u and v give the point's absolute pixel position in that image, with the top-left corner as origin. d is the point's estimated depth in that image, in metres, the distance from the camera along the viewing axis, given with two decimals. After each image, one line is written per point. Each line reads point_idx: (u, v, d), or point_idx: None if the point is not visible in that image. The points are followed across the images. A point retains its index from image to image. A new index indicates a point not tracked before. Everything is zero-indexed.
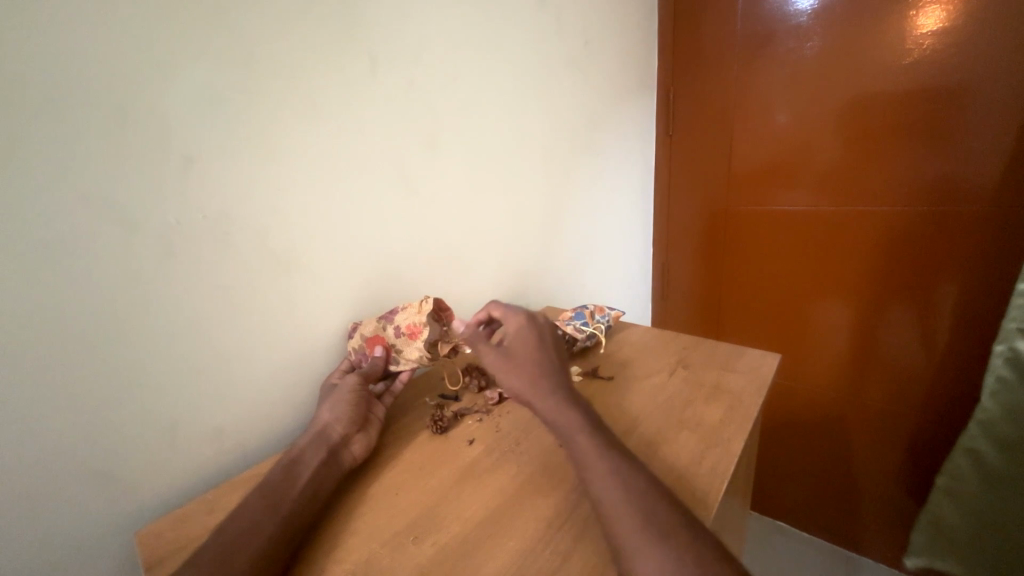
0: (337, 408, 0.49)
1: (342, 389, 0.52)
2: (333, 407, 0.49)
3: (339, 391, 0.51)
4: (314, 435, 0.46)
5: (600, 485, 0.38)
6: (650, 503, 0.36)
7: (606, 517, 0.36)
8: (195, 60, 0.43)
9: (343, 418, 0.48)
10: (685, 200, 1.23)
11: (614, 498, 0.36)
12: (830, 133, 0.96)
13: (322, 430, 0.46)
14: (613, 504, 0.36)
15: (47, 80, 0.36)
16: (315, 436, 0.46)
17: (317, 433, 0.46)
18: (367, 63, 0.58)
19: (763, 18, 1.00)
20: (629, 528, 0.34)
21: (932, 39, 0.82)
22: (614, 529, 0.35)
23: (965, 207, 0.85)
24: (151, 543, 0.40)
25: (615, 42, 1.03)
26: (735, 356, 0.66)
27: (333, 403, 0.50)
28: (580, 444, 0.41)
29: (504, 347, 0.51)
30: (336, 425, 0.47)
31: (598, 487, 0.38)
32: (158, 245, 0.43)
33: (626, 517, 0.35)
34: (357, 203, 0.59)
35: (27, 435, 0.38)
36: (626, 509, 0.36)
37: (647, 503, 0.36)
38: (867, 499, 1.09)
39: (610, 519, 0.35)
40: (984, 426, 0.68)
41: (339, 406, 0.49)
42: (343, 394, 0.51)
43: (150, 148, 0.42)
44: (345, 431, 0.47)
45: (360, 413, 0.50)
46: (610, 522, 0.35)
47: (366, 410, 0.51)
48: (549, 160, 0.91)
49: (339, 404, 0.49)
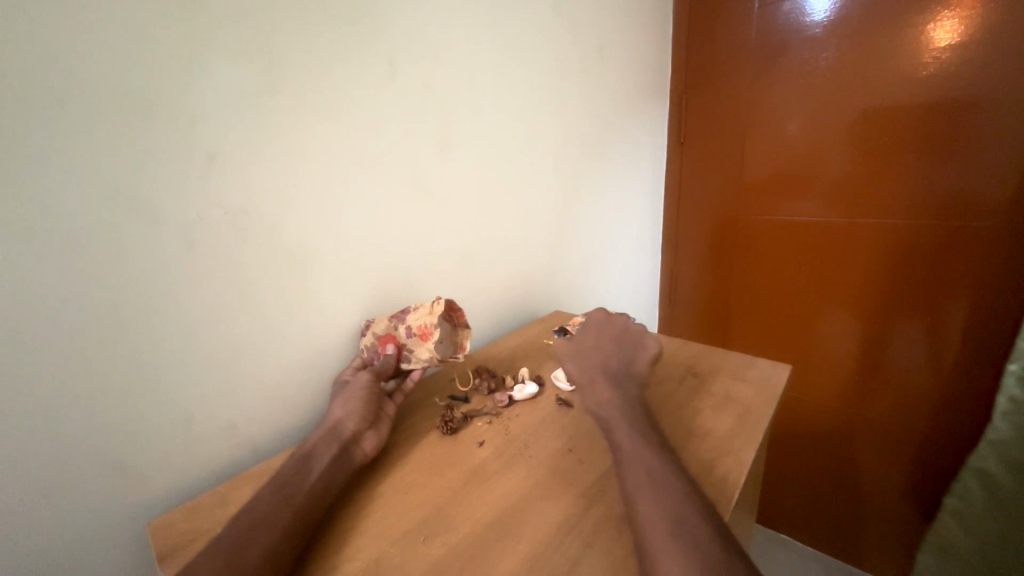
0: (349, 405, 0.49)
1: (353, 386, 0.52)
2: (344, 405, 0.49)
3: (351, 389, 0.52)
4: (326, 431, 0.46)
5: (636, 489, 0.39)
6: (675, 506, 0.36)
7: (639, 521, 0.36)
8: (220, 60, 0.44)
9: (355, 415, 0.48)
10: (695, 209, 1.23)
11: (648, 502, 0.37)
12: (841, 144, 0.96)
13: (333, 426, 0.47)
14: (647, 507, 0.37)
15: (77, 77, 0.37)
16: (327, 433, 0.46)
17: (329, 429, 0.46)
18: (386, 66, 0.58)
19: (776, 29, 1.00)
20: (658, 530, 0.35)
21: (948, 52, 0.82)
22: (645, 532, 0.35)
23: (978, 222, 0.84)
24: (163, 535, 0.40)
25: (628, 50, 1.04)
26: (745, 366, 0.66)
27: (345, 401, 0.50)
28: (618, 442, 0.45)
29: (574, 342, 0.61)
30: (347, 421, 0.47)
31: (634, 493, 0.38)
32: (179, 240, 0.44)
33: (656, 519, 0.36)
34: (370, 203, 0.59)
35: (45, 424, 0.38)
36: (658, 514, 0.36)
37: (674, 507, 0.36)
38: (874, 515, 1.07)
39: (643, 521, 0.36)
40: (994, 446, 0.67)
41: (350, 403, 0.49)
42: (354, 391, 0.51)
43: (174, 145, 0.43)
44: (357, 428, 0.47)
45: (372, 410, 0.50)
46: (642, 525, 0.36)
47: (378, 407, 0.51)
48: (562, 166, 0.91)
49: (351, 401, 0.50)
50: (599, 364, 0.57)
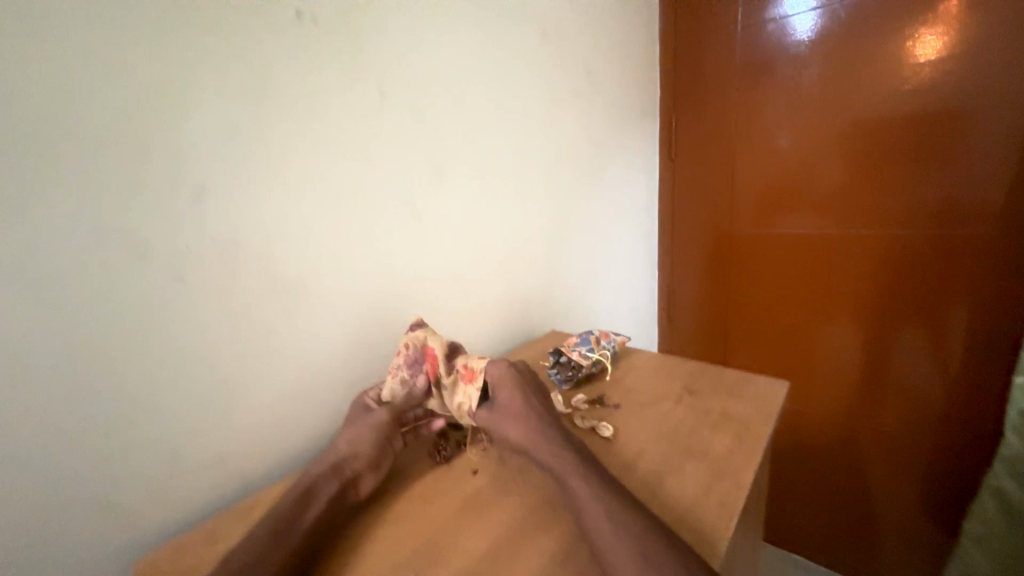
0: (359, 441, 0.48)
1: (370, 419, 0.50)
2: (355, 439, 0.48)
3: (366, 420, 0.50)
4: (329, 466, 0.45)
5: (598, 529, 0.37)
6: (648, 540, 0.35)
7: (607, 562, 0.35)
8: (212, 96, 0.46)
9: (363, 453, 0.47)
10: (689, 224, 1.24)
11: (613, 543, 0.36)
12: (830, 158, 0.98)
13: (336, 463, 0.45)
14: (643, 537, 0.36)
15: (70, 117, 0.38)
16: (329, 468, 0.45)
17: (332, 465, 0.45)
18: (376, 98, 0.60)
19: (759, 48, 1.03)
20: (629, 572, 0.34)
21: (928, 67, 0.84)
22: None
23: (970, 230, 0.84)
24: (147, 574, 0.39)
25: (616, 71, 1.06)
26: (742, 383, 0.65)
27: (356, 434, 0.48)
28: (575, 490, 0.41)
29: (491, 399, 0.50)
30: (353, 460, 0.46)
31: (597, 534, 0.37)
32: (169, 272, 0.44)
33: (628, 561, 0.34)
34: (362, 230, 0.60)
35: (30, 462, 0.38)
36: (626, 559, 0.34)
37: (644, 542, 0.35)
38: (887, 532, 1.04)
39: (612, 562, 0.35)
40: (1008, 463, 0.65)
41: (360, 440, 0.48)
42: (367, 426, 0.49)
43: (166, 179, 0.43)
44: (359, 469, 0.46)
45: (379, 450, 0.48)
46: (611, 567, 0.35)
47: (386, 446, 0.49)
48: (554, 188, 0.92)
49: (362, 437, 0.48)
50: (529, 414, 0.48)
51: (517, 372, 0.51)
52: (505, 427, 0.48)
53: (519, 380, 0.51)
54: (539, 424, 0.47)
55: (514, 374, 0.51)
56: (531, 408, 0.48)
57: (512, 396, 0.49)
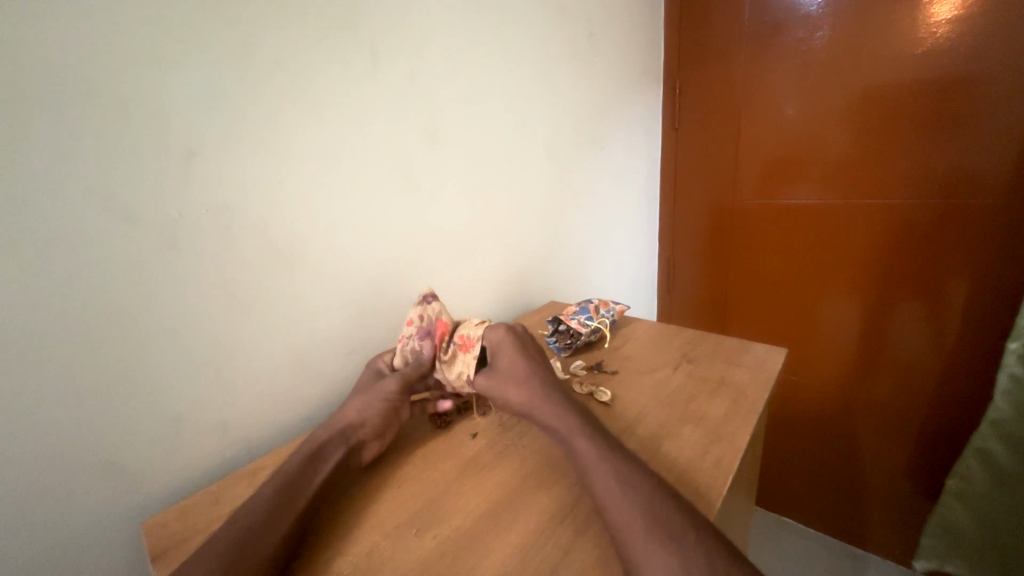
0: (367, 410, 0.48)
1: (381, 388, 0.50)
2: (363, 407, 0.48)
3: (377, 390, 0.49)
4: (336, 431, 0.46)
5: (602, 491, 0.38)
6: (652, 503, 0.36)
7: (608, 519, 0.36)
8: (194, 53, 0.43)
9: (371, 422, 0.47)
10: (692, 196, 1.22)
11: (619, 502, 0.36)
12: (839, 126, 0.95)
13: (345, 429, 0.46)
14: (646, 493, 0.37)
15: (43, 76, 0.36)
16: (337, 434, 0.45)
17: (339, 430, 0.46)
18: (368, 57, 0.57)
19: (770, 8, 0.98)
20: (633, 529, 0.34)
21: (947, 27, 0.80)
22: (619, 535, 0.35)
23: (975, 200, 0.83)
24: (158, 534, 0.40)
25: (619, 32, 1.01)
26: (740, 351, 0.65)
27: (365, 403, 0.48)
28: (581, 452, 0.42)
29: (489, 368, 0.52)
30: (360, 427, 0.46)
31: (604, 492, 0.38)
32: (161, 238, 0.43)
33: (631, 521, 0.35)
34: (358, 197, 0.59)
35: (31, 430, 0.38)
36: (630, 517, 0.35)
37: (649, 504, 0.36)
38: (875, 495, 1.08)
39: (617, 529, 0.35)
40: (994, 426, 0.66)
41: (369, 409, 0.48)
42: (378, 396, 0.49)
43: (152, 143, 0.42)
44: (366, 436, 0.46)
45: (386, 420, 0.48)
46: (618, 531, 0.35)
47: (394, 416, 0.49)
48: (553, 156, 0.90)
49: (370, 406, 0.48)
50: (528, 377, 0.50)
51: (515, 340, 0.54)
52: (507, 391, 0.49)
53: (516, 345, 0.53)
54: (545, 390, 0.48)
55: (512, 344, 0.53)
56: (527, 372, 0.50)
57: (511, 360, 0.52)
